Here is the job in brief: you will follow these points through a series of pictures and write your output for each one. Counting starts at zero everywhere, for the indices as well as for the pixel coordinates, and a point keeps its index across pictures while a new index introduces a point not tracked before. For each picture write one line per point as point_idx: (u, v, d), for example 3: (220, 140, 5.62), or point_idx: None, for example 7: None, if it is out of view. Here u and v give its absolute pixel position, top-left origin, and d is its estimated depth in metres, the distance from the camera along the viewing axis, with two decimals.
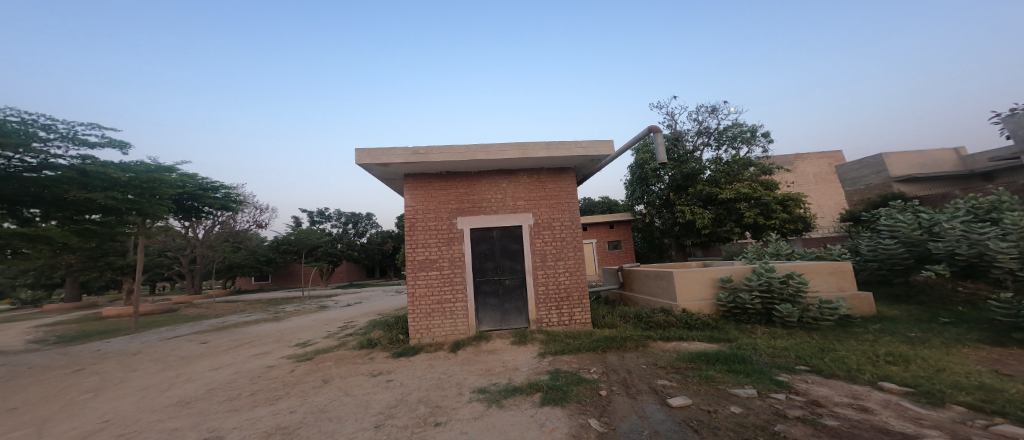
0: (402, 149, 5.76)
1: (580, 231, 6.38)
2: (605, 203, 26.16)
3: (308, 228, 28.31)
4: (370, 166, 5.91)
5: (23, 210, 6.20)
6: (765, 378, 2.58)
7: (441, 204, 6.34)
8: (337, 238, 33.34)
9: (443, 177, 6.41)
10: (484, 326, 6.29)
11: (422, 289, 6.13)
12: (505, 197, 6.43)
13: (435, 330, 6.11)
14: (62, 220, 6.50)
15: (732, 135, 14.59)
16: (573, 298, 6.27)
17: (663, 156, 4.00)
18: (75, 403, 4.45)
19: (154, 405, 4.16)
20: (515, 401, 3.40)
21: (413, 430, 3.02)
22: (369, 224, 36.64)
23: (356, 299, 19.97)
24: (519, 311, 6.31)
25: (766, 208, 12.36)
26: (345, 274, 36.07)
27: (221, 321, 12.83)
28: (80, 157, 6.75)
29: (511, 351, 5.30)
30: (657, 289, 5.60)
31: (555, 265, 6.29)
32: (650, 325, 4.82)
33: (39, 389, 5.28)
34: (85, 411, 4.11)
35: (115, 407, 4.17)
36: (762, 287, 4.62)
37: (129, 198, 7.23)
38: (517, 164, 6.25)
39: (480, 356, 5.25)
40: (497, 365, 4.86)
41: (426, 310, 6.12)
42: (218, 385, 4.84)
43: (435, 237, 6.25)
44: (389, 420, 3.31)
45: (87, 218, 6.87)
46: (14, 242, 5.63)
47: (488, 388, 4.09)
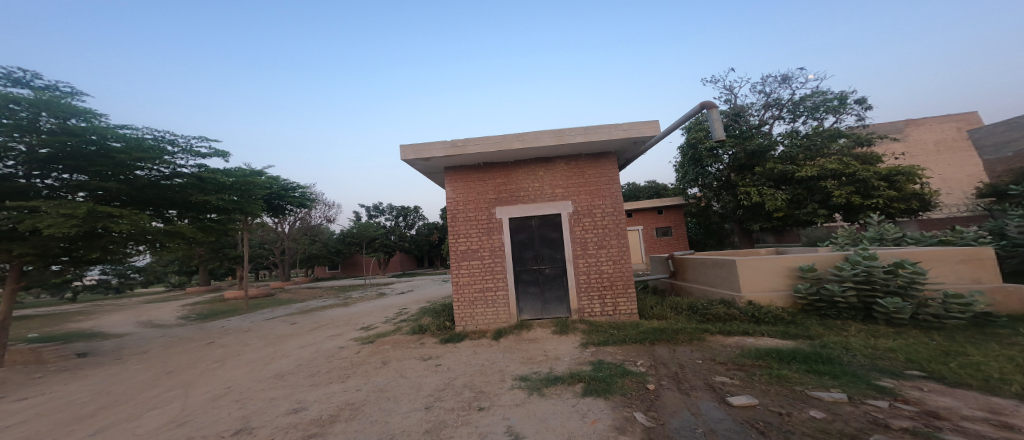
0: (442, 142, 5.89)
1: (623, 218, 6.13)
2: (651, 188, 24.99)
3: (365, 221, 30.39)
4: (414, 161, 6.14)
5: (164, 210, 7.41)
6: (860, 382, 2.31)
7: (480, 194, 6.44)
8: (390, 230, 35.46)
9: (481, 168, 6.49)
10: (526, 315, 6.35)
11: (465, 277, 6.33)
12: (543, 185, 6.37)
13: (478, 318, 6.29)
14: (192, 218, 7.73)
15: (811, 105, 13.12)
16: (618, 287, 6.08)
17: (720, 132, 3.68)
18: (208, 370, 5.30)
19: (258, 376, 4.82)
20: (556, 390, 3.41)
21: (459, 413, 3.14)
22: (417, 217, 38.41)
23: (409, 287, 21.18)
24: (560, 301, 6.28)
25: (864, 185, 10.76)
26: (398, 264, 38.40)
27: (306, 305, 14.48)
28: (198, 166, 7.79)
29: (553, 341, 5.30)
30: (717, 279, 5.25)
31: (597, 254, 6.13)
32: (707, 317, 4.56)
33: (164, 361, 6.34)
34: (214, 378, 4.86)
35: (232, 375, 4.89)
36: (857, 278, 4.11)
37: (235, 199, 8.31)
38: (555, 151, 6.13)
39: (522, 344, 5.32)
40: (539, 354, 4.90)
41: (469, 299, 6.32)
42: (303, 361, 5.44)
43: (476, 227, 6.38)
44: (438, 402, 3.48)
45: (206, 216, 8.07)
46: (162, 238, 6.75)
47: (529, 376, 4.14)
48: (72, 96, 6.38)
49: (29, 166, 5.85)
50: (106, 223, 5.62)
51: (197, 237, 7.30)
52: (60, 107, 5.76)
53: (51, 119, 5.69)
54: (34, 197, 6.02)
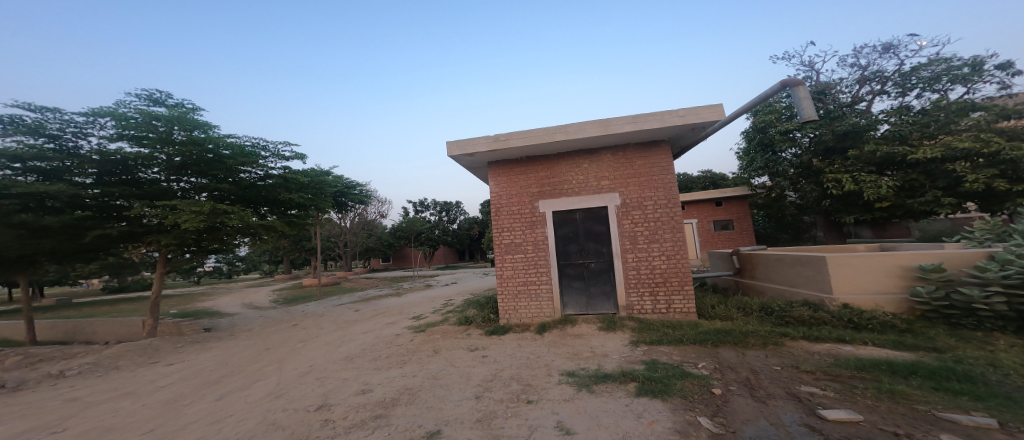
0: (484, 137, 5.97)
1: (677, 210, 5.74)
2: (704, 178, 23.30)
3: (412, 216, 31.98)
4: (459, 157, 6.30)
5: (258, 207, 8.49)
6: (1014, 407, 1.93)
7: (523, 188, 6.45)
8: (435, 225, 37.06)
9: (523, 162, 6.49)
10: (570, 310, 6.27)
11: (509, 271, 6.41)
12: (588, 177, 6.21)
13: (522, 311, 6.34)
14: (278, 213, 8.75)
15: (931, 75, 11.21)
16: (672, 283, 5.74)
17: (809, 111, 3.31)
18: (294, 350, 6.06)
19: (333, 357, 5.34)
20: (607, 388, 3.33)
21: (508, 404, 3.20)
22: (459, 212, 39.64)
23: (452, 279, 22.09)
24: (605, 296, 6.10)
25: (1015, 167, 8.90)
26: (442, 257, 40.13)
27: (366, 293, 15.80)
28: (283, 167, 8.75)
29: (599, 337, 5.19)
30: (801, 278, 4.70)
31: (648, 248, 5.84)
32: (785, 321, 4.18)
33: (261, 339, 7.34)
34: (300, 357, 5.51)
35: (314, 355, 5.50)
36: (1009, 281, 3.35)
37: (312, 196, 9.22)
38: (600, 141, 5.92)
39: (567, 339, 5.28)
40: (584, 350, 4.81)
41: (513, 291, 6.40)
42: (369, 345, 5.94)
43: (519, 221, 6.42)
44: (487, 392, 3.57)
45: (289, 212, 9.10)
46: (260, 231, 7.79)
47: (576, 371, 4.08)
48: (195, 111, 7.54)
49: (168, 171, 7.13)
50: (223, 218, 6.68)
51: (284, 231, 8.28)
52: (186, 121, 6.85)
53: (181, 131, 6.85)
54: (171, 197, 7.29)
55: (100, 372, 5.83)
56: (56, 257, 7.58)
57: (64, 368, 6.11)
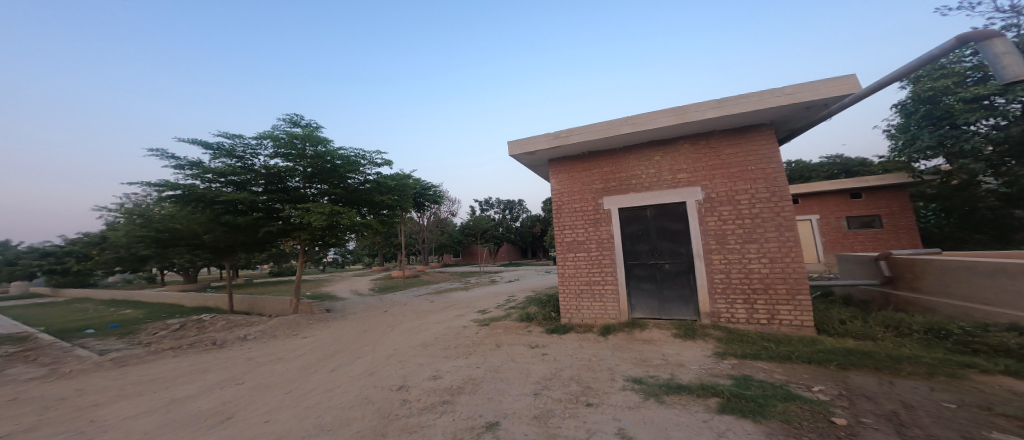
0: (545, 135, 5.90)
1: (774, 205, 4.92)
2: (808, 169, 19.95)
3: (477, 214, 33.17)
4: (520, 156, 6.34)
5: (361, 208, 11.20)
6: None
7: (586, 184, 6.19)
8: (499, 223, 37.96)
9: (586, 158, 6.23)
10: (639, 313, 5.80)
11: (572, 270, 6.21)
12: (660, 171, 5.69)
13: (585, 312, 6.09)
14: (374, 213, 11.32)
15: None
16: (775, 291, 4.86)
17: (1016, 70, 2.61)
18: (385, 334, 7.88)
19: (412, 343, 6.74)
20: (682, 401, 2.98)
21: (567, 405, 3.17)
22: (522, 210, 40.06)
23: (516, 276, 22.35)
24: (683, 301, 5.50)
25: None
26: (506, 255, 41.08)
27: (437, 286, 16.89)
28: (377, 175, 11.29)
29: (672, 345, 4.73)
30: (1003, 297, 3.57)
31: (738, 249, 5.09)
32: (973, 350, 3.28)
33: (360, 323, 9.50)
34: (389, 341, 7.11)
35: (398, 341, 7.03)
36: None
37: (397, 199, 11.60)
38: (675, 131, 5.39)
39: (634, 344, 4.93)
40: (655, 357, 4.42)
41: (576, 291, 6.19)
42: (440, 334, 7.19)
43: (582, 218, 6.17)
44: (546, 390, 3.54)
45: (382, 212, 11.66)
46: (361, 226, 10.42)
47: (645, 379, 3.76)
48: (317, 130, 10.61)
49: (303, 179, 10.45)
50: (336, 215, 9.36)
51: (377, 227, 10.71)
52: (313, 139, 9.71)
53: (310, 146, 9.85)
54: (305, 198, 10.53)
55: (268, 340, 8.62)
56: (244, 244, 11.49)
57: (245, 335, 9.12)
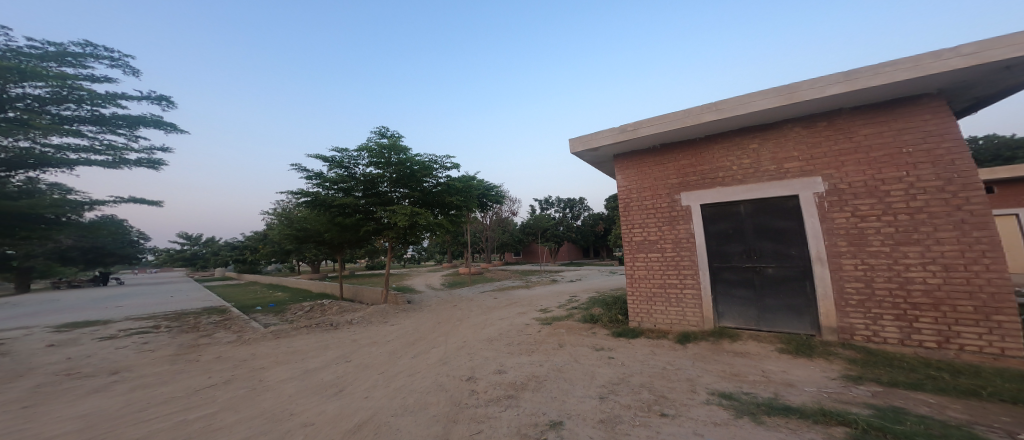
0: (610, 130, 5.69)
1: (936, 196, 3.87)
2: None
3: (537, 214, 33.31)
4: (582, 153, 6.25)
5: (434, 209, 13.79)
6: None
7: (659, 180, 5.75)
8: (559, 221, 37.54)
9: (657, 150, 5.80)
10: (728, 322, 5.14)
11: (643, 271, 5.80)
12: (753, 161, 5.01)
13: (658, 316, 5.66)
14: (444, 213, 13.86)
15: None
16: (954, 310, 3.71)
17: None
18: (456, 326, 9.18)
19: (480, 336, 7.59)
20: (791, 430, 2.54)
21: (637, 412, 3.24)
22: (583, 209, 39.10)
23: (577, 276, 21.93)
24: (795, 312, 4.65)
25: None
26: (567, 254, 40.63)
27: (498, 284, 17.51)
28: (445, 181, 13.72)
29: (769, 360, 4.13)
30: None
31: (882, 252, 4.09)
32: None
33: (434, 315, 10.98)
34: (459, 333, 8.24)
35: (466, 334, 8.05)
36: None
37: (461, 200, 13.94)
38: (775, 114, 4.68)
39: (722, 356, 4.39)
40: (749, 372, 3.89)
41: (647, 294, 5.78)
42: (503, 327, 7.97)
43: (655, 216, 5.73)
44: (612, 394, 3.79)
45: (451, 213, 14.19)
46: (435, 226, 12.96)
47: (738, 396, 3.33)
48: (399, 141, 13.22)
49: (391, 184, 13.13)
50: (417, 216, 11.85)
51: (446, 225, 13.15)
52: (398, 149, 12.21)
53: (395, 155, 12.54)
54: (392, 201, 13.34)
55: (369, 324, 10.75)
56: (350, 239, 14.91)
57: (350, 319, 11.35)
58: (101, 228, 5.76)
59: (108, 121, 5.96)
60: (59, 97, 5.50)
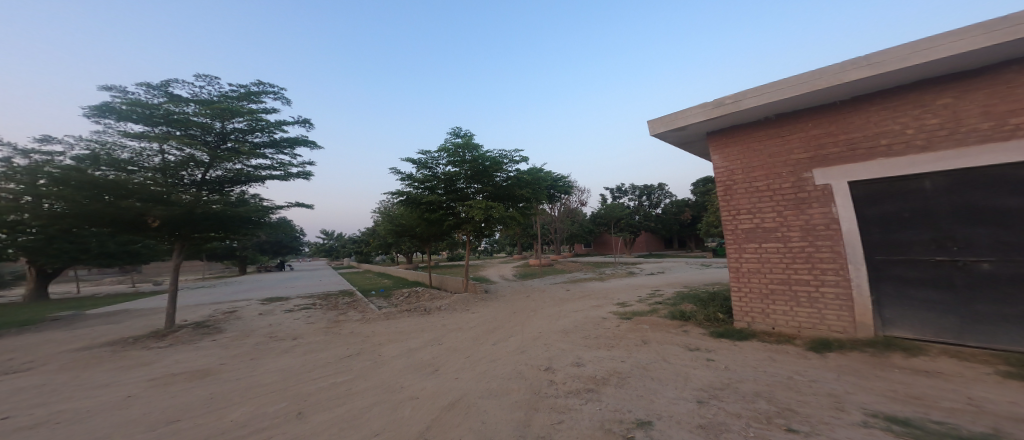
0: (701, 106, 5.08)
1: None
2: None
3: (610, 205, 31.81)
4: (665, 133, 5.74)
5: (505, 202, 15.23)
6: None
7: (776, 158, 4.85)
8: (635, 210, 35.13)
9: (772, 123, 4.92)
10: (891, 330, 4.04)
11: (757, 263, 4.99)
12: (926, 124, 3.83)
13: (780, 317, 4.80)
14: (513, 205, 15.27)
15: None
16: None
17: None
18: (536, 324, 9.28)
19: (562, 334, 7.53)
20: None
21: (751, 422, 2.70)
22: (662, 194, 35.77)
23: (660, 269, 20.34)
24: (1012, 321, 3.39)
25: None
26: (647, 243, 37.91)
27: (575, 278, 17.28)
28: (514, 174, 15.00)
29: (957, 380, 3.09)
30: None
31: None
32: None
33: (513, 311, 11.31)
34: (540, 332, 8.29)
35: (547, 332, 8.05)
36: None
37: (529, 192, 15.19)
38: (962, 61, 3.49)
39: (878, 370, 3.43)
40: (923, 393, 2.97)
41: (762, 290, 4.95)
42: (585, 327, 7.76)
43: (773, 199, 4.86)
44: (715, 400, 3.30)
45: (520, 205, 15.55)
46: (507, 218, 14.36)
47: (908, 420, 2.53)
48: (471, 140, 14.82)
49: (467, 180, 14.74)
50: (492, 210, 13.32)
51: (517, 217, 14.48)
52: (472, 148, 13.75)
53: (469, 154, 14.15)
54: (468, 195, 15.00)
55: (455, 315, 11.63)
56: (434, 232, 17.07)
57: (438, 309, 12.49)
58: (274, 225, 10.99)
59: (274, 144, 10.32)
60: (250, 132, 9.90)
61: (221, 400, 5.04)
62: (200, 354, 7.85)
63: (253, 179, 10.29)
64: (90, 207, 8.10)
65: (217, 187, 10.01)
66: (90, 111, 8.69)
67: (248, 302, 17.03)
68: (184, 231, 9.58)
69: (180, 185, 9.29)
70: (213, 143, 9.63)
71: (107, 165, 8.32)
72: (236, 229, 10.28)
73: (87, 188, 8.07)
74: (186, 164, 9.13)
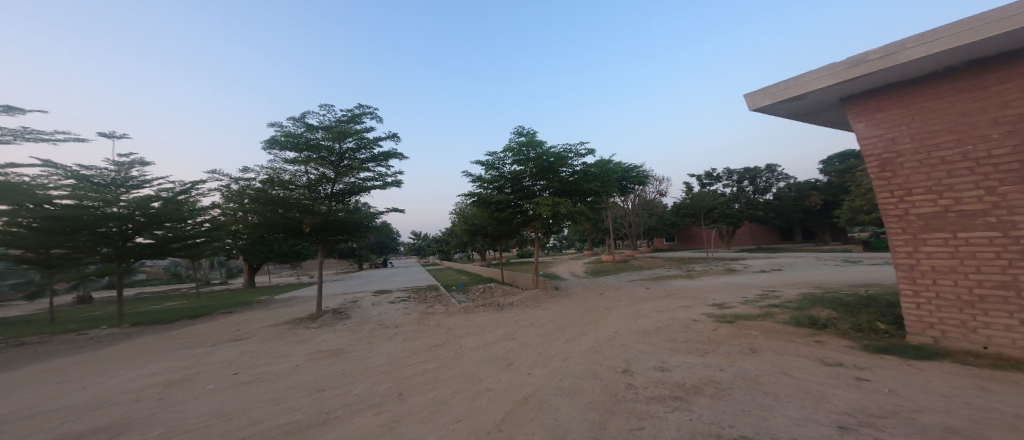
0: (826, 69, 4.27)
1: None
2: None
3: (699, 193, 28.08)
4: (776, 106, 5.00)
5: (574, 197, 14.94)
6: None
7: (969, 118, 3.64)
8: (733, 197, 30.26)
9: (955, 75, 3.75)
10: None
11: (946, 259, 3.71)
12: None
13: (996, 336, 3.39)
14: (582, 200, 14.95)
15: None
16: None
17: None
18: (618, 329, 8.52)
19: (649, 344, 6.72)
20: None
21: None
22: (771, 177, 29.98)
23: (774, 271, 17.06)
24: None
25: None
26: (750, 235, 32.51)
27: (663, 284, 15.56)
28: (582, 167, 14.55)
29: None
30: None
31: None
32: None
33: (592, 315, 10.61)
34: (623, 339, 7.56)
35: (631, 341, 7.28)
36: None
37: (599, 186, 14.70)
38: None
39: None
40: None
41: (958, 295, 3.63)
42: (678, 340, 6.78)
43: (972, 173, 3.61)
44: (864, 421, 2.37)
45: (589, 199, 15.10)
46: (577, 215, 14.02)
47: None
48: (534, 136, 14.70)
49: (533, 178, 14.65)
50: (561, 207, 13.12)
51: (588, 213, 14.07)
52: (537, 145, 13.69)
53: (534, 151, 14.12)
54: (535, 193, 14.93)
55: (531, 314, 11.45)
56: (505, 230, 17.40)
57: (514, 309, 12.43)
58: (386, 229, 13.12)
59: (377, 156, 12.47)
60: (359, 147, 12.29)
61: (345, 376, 6.59)
62: (334, 336, 10.15)
63: (364, 190, 12.70)
64: (272, 216, 11.31)
65: (343, 198, 12.50)
66: (268, 148, 11.69)
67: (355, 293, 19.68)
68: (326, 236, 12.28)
69: (316, 199, 11.96)
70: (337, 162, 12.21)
71: (278, 185, 11.51)
72: (359, 231, 12.64)
73: (269, 204, 11.36)
74: (319, 182, 11.88)
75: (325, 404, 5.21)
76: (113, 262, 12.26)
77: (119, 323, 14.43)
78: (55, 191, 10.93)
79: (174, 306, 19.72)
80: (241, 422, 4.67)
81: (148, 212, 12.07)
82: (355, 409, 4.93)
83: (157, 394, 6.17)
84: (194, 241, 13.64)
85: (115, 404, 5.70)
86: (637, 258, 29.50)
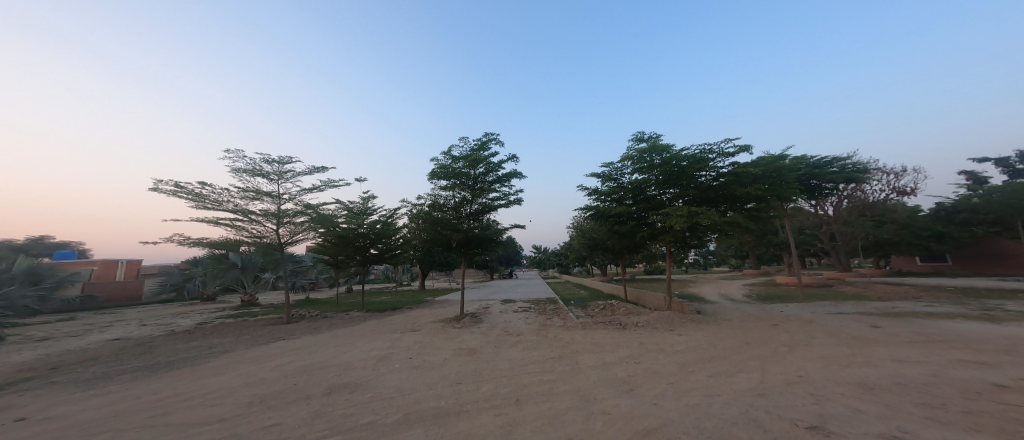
0: None
1: None
2: None
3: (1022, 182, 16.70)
4: None
5: (722, 206, 11.56)
6: None
7: None
8: None
9: None
10: None
11: None
12: None
13: None
14: (734, 209, 11.49)
15: None
16: None
17: None
18: (812, 372, 5.61)
19: (871, 403, 4.04)
20: None
21: None
22: None
23: None
24: None
25: None
26: None
27: (916, 325, 9.94)
28: (731, 168, 11.07)
29: None
30: None
31: None
32: None
33: (765, 348, 7.54)
34: (819, 385, 4.84)
35: (837, 391, 4.56)
36: None
37: (760, 188, 11.10)
38: None
39: None
40: None
41: None
42: (941, 406, 3.81)
43: None
44: None
45: (747, 207, 11.53)
46: (729, 227, 10.71)
47: None
48: (658, 136, 11.93)
49: (659, 186, 11.86)
50: (704, 219, 10.08)
51: (745, 224, 10.57)
52: (662, 148, 11.04)
53: (659, 156, 11.44)
54: (664, 204, 11.90)
55: (676, 337, 9.06)
56: (630, 245, 14.89)
57: (655, 329, 10.16)
58: (515, 242, 13.47)
59: (506, 177, 12.78)
60: (491, 171, 12.78)
61: (476, 374, 6.24)
62: (473, 336, 10.32)
63: (494, 210, 13.10)
64: (432, 237, 12.78)
65: (479, 218, 13.16)
66: (428, 177, 13.19)
67: (494, 300, 20.70)
68: (465, 252, 13.21)
69: (461, 218, 12.92)
70: (472, 186, 12.90)
71: (436, 208, 12.83)
72: (492, 246, 13.32)
73: (431, 224, 12.82)
74: (461, 204, 12.80)
75: (462, 395, 4.92)
76: (362, 266, 17.49)
77: (363, 308, 19.43)
78: (344, 223, 15.87)
79: (386, 299, 25.57)
80: (408, 400, 4.79)
81: (378, 230, 16.57)
82: (482, 406, 4.41)
83: (342, 365, 7.34)
84: (398, 253, 17.75)
85: (326, 369, 7.06)
86: (847, 285, 20.56)
